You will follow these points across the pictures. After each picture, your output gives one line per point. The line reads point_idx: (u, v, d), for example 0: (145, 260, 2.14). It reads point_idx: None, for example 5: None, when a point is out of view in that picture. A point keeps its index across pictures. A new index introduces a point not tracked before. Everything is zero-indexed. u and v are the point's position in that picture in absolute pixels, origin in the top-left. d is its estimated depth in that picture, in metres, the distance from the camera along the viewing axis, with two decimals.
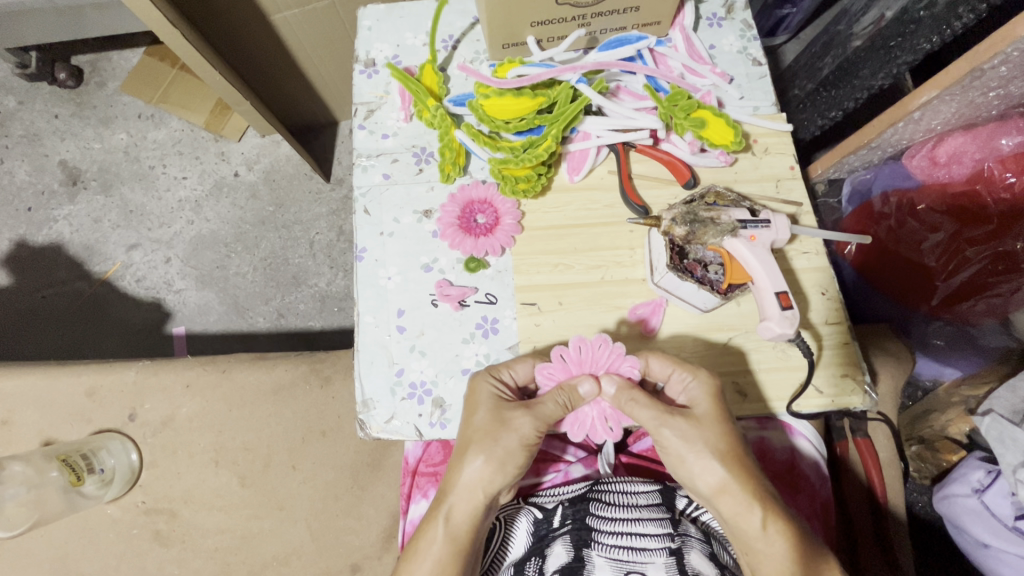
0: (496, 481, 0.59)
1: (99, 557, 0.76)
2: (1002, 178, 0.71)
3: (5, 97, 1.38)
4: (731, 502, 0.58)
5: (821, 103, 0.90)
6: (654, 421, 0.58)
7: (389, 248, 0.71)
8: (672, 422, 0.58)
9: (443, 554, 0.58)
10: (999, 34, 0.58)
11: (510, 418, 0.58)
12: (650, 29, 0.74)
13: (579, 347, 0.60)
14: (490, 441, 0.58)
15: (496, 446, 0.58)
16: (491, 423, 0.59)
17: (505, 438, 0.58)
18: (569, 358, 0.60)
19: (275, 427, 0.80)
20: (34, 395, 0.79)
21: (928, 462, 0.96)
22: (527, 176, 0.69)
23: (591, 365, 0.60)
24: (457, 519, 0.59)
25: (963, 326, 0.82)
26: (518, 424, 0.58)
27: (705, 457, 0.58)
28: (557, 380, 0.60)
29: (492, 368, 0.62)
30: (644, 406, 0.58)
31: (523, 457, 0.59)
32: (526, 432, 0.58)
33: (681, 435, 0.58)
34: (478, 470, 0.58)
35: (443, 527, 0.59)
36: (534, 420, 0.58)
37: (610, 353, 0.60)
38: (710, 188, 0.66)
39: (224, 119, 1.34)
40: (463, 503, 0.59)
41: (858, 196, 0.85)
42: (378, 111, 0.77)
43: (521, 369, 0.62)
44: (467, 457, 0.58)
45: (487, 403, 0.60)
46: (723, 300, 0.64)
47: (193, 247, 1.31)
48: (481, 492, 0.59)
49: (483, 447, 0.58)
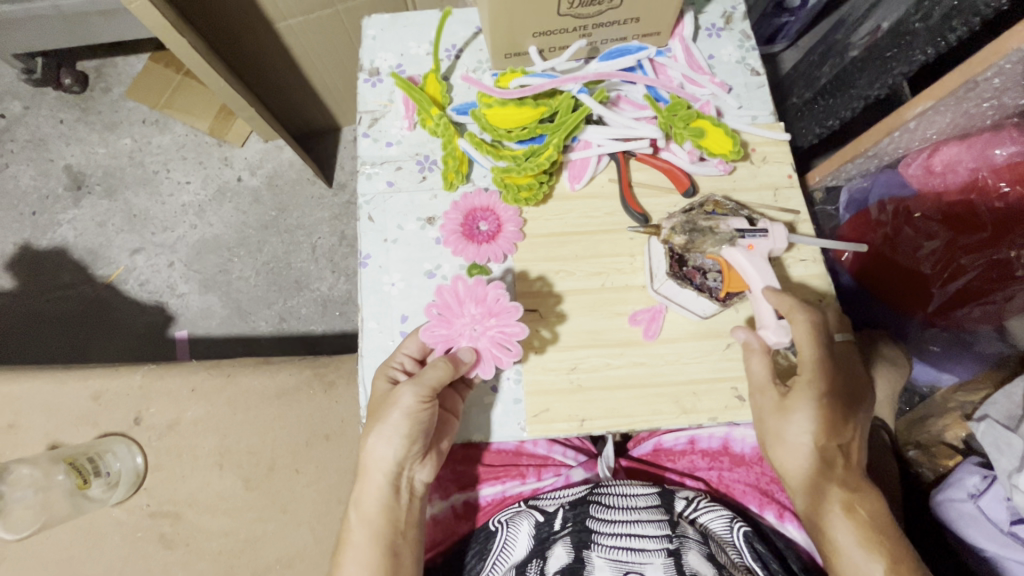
0: (392, 458, 0.61)
1: (104, 560, 0.77)
2: (996, 188, 0.73)
3: (11, 102, 1.39)
4: (797, 482, 0.64)
5: (818, 111, 0.91)
6: (761, 383, 0.63)
7: (393, 254, 0.72)
8: (768, 400, 0.63)
9: (362, 537, 0.62)
10: (991, 47, 0.59)
11: (397, 396, 0.60)
12: (651, 40, 0.76)
13: (441, 296, 0.61)
14: (378, 422, 0.61)
15: (384, 424, 0.60)
16: (384, 401, 0.61)
17: (389, 414, 0.60)
18: (439, 309, 0.61)
19: (279, 431, 0.81)
20: (42, 399, 0.80)
21: (925, 467, 0.90)
22: (529, 184, 0.70)
23: (458, 305, 0.61)
24: (366, 504, 0.63)
25: (958, 331, 0.83)
26: (399, 399, 0.60)
27: (779, 441, 0.63)
28: (439, 334, 0.60)
29: (387, 361, 0.64)
30: (761, 361, 0.62)
31: (409, 426, 0.60)
32: (408, 404, 0.59)
33: (779, 417, 0.62)
34: (376, 451, 0.61)
35: (356, 511, 0.64)
36: (415, 389, 0.58)
37: (469, 287, 0.61)
38: (709, 197, 0.67)
39: (228, 125, 1.35)
40: (368, 486, 0.63)
41: (856, 204, 0.85)
42: (382, 119, 0.78)
43: (411, 345, 0.63)
44: (370, 442, 0.62)
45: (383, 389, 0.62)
46: (722, 307, 0.65)
47: (196, 251, 1.32)
48: (382, 471, 0.62)
49: (374, 428, 0.61)
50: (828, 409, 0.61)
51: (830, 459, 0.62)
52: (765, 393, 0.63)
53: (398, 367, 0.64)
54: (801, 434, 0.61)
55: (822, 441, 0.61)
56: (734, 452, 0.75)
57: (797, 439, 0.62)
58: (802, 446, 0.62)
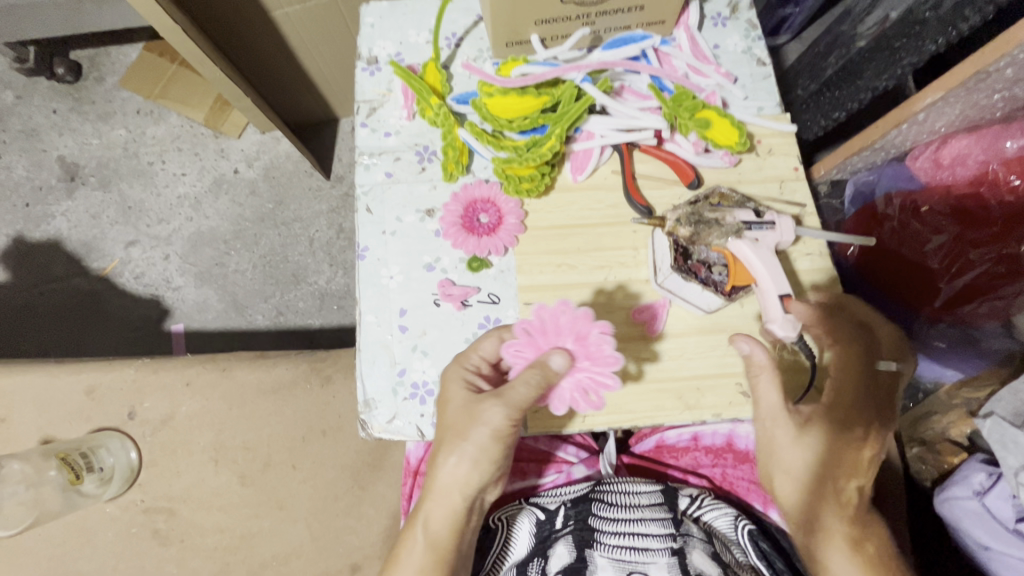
0: (472, 480, 0.59)
1: (97, 556, 0.76)
2: (1006, 180, 0.72)
3: (3, 91, 1.37)
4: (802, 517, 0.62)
5: (825, 103, 0.89)
6: (772, 411, 0.61)
7: (391, 247, 0.71)
8: (777, 423, 0.61)
9: (424, 561, 0.60)
10: (1004, 36, 0.58)
11: (478, 411, 0.57)
12: (655, 28, 0.74)
13: (540, 317, 0.58)
14: (459, 439, 0.58)
15: (466, 444, 0.58)
16: (461, 417, 0.58)
17: (473, 434, 0.57)
18: (533, 330, 0.58)
19: (275, 427, 0.80)
20: (34, 393, 0.79)
21: (930, 464, 0.89)
22: (531, 175, 0.69)
23: (557, 334, 0.57)
24: (434, 526, 0.60)
25: (965, 327, 0.81)
26: (488, 417, 0.56)
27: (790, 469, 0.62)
28: (525, 357, 0.58)
29: (458, 360, 0.60)
30: (773, 381, 0.61)
31: (497, 450, 0.58)
32: (494, 422, 0.57)
33: (785, 440, 0.61)
34: (452, 470, 0.59)
35: (422, 532, 0.61)
36: (505, 409, 0.56)
37: (573, 318, 0.58)
38: (715, 189, 0.67)
39: (224, 115, 1.33)
40: (439, 509, 0.60)
41: (862, 197, 0.84)
42: (380, 109, 0.76)
43: (488, 347, 0.60)
44: (440, 459, 0.59)
45: (460, 398, 0.58)
46: (728, 300, 0.64)
47: (192, 244, 1.31)
48: (459, 493, 0.59)
49: (453, 446, 0.58)
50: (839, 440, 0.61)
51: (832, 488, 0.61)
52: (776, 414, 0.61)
53: (473, 369, 0.60)
54: (804, 459, 0.61)
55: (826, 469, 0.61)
56: (737, 449, 0.74)
57: (801, 465, 0.61)
58: (804, 471, 0.61)
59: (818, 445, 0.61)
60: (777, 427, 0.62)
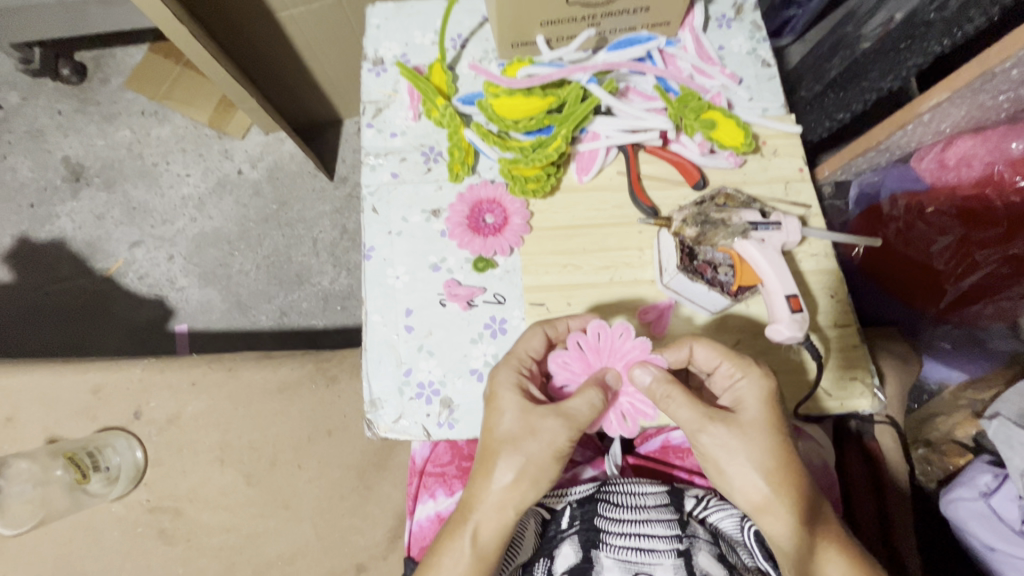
0: (527, 497, 0.54)
1: (103, 555, 0.76)
2: (1012, 182, 0.71)
3: (9, 92, 1.37)
4: (772, 519, 0.54)
5: (828, 104, 0.90)
6: (694, 422, 0.54)
7: (397, 247, 0.71)
8: (725, 432, 0.53)
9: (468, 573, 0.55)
10: (1010, 37, 0.58)
11: (538, 425, 0.54)
12: (660, 29, 0.74)
13: (598, 334, 0.59)
14: (514, 449, 0.53)
15: (521, 455, 0.53)
16: (518, 429, 0.54)
17: (530, 447, 0.53)
18: (587, 347, 0.59)
19: (280, 427, 0.80)
20: (40, 393, 0.79)
21: (935, 466, 0.89)
22: (537, 176, 0.69)
23: (611, 356, 0.59)
24: (484, 538, 0.55)
25: (970, 328, 0.82)
26: (546, 432, 0.53)
27: (746, 469, 0.53)
28: (571, 371, 0.59)
29: (512, 361, 0.58)
30: (683, 406, 0.54)
31: (556, 471, 0.55)
32: (555, 440, 0.53)
33: (746, 484, 0.54)
34: (506, 485, 0.54)
35: (470, 543, 0.55)
36: (568, 428, 0.54)
37: (631, 346, 0.58)
38: (720, 189, 0.66)
39: (228, 117, 1.34)
40: (490, 519, 0.55)
41: (866, 198, 0.83)
42: (386, 109, 0.76)
43: (536, 344, 0.59)
44: (495, 472, 0.54)
45: (514, 408, 0.55)
46: (733, 301, 0.63)
47: (196, 244, 1.31)
48: (513, 509, 0.55)
49: (507, 456, 0.53)
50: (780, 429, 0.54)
51: (815, 524, 0.55)
52: (733, 460, 0.53)
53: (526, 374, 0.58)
54: (782, 500, 0.53)
55: (805, 504, 0.54)
56: None
57: (781, 508, 0.53)
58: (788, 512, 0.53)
59: (788, 483, 0.53)
60: (735, 472, 0.54)
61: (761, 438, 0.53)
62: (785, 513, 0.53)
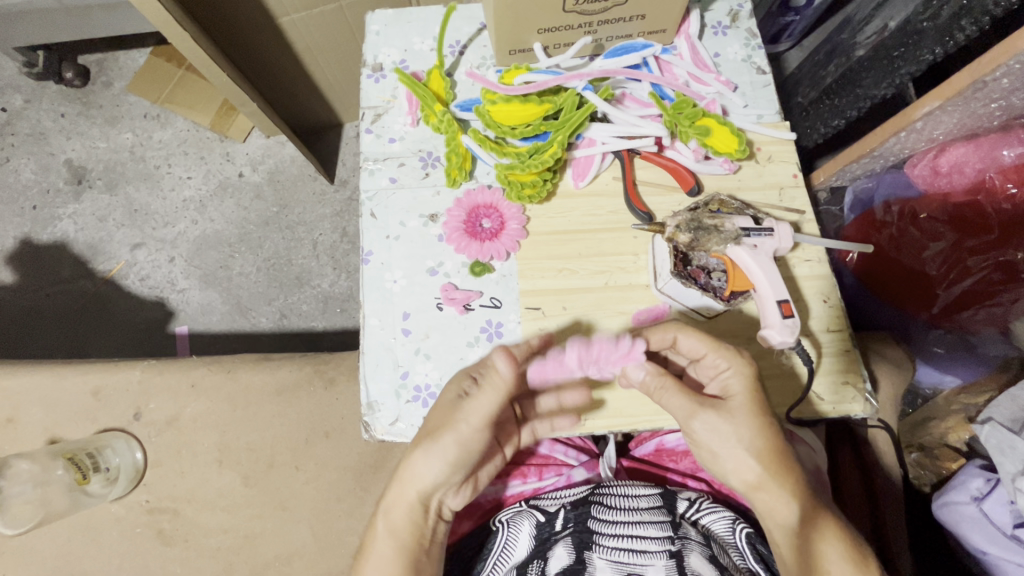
0: (429, 481, 0.57)
1: (102, 555, 0.77)
2: (1004, 189, 0.72)
3: (12, 95, 1.38)
4: (766, 499, 0.56)
5: (824, 111, 0.90)
6: (687, 411, 0.57)
7: (396, 251, 0.72)
8: (719, 419, 0.56)
9: (386, 550, 0.58)
10: (1000, 47, 0.58)
11: (453, 413, 0.57)
12: (656, 37, 0.75)
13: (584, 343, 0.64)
14: (430, 437, 0.57)
15: (433, 444, 0.56)
16: (439, 417, 0.57)
17: (442, 437, 0.56)
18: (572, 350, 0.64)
19: (278, 428, 0.81)
20: (41, 394, 0.80)
21: (928, 470, 0.92)
22: (533, 182, 0.70)
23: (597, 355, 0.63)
24: (395, 512, 0.59)
25: (963, 333, 0.82)
26: (456, 422, 0.56)
27: (738, 451, 0.56)
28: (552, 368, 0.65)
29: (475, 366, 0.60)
30: (674, 395, 0.57)
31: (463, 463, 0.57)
32: (462, 429, 0.56)
33: (739, 464, 0.56)
34: (416, 466, 0.57)
35: (382, 520, 0.59)
36: (470, 418, 0.56)
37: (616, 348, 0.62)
38: (715, 196, 0.67)
39: (230, 120, 1.35)
40: (402, 498, 0.58)
41: (860, 204, 0.85)
42: (385, 115, 0.77)
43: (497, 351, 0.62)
44: (411, 453, 0.57)
45: (450, 397, 0.58)
46: (726, 307, 0.64)
47: (197, 247, 1.32)
48: (413, 490, 0.58)
49: (422, 441, 0.57)
50: (769, 419, 0.56)
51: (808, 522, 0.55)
52: (725, 443, 0.56)
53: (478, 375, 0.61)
54: None
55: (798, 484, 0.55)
56: None
57: (776, 486, 0.55)
58: None
59: (779, 466, 0.55)
60: (728, 455, 0.56)
61: (749, 422, 0.56)
62: (779, 488, 0.56)
